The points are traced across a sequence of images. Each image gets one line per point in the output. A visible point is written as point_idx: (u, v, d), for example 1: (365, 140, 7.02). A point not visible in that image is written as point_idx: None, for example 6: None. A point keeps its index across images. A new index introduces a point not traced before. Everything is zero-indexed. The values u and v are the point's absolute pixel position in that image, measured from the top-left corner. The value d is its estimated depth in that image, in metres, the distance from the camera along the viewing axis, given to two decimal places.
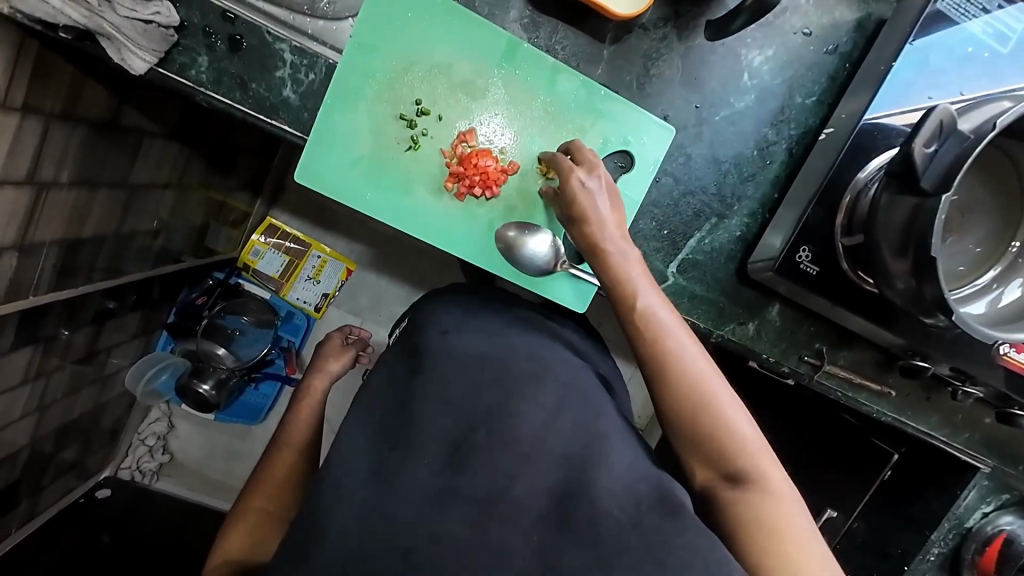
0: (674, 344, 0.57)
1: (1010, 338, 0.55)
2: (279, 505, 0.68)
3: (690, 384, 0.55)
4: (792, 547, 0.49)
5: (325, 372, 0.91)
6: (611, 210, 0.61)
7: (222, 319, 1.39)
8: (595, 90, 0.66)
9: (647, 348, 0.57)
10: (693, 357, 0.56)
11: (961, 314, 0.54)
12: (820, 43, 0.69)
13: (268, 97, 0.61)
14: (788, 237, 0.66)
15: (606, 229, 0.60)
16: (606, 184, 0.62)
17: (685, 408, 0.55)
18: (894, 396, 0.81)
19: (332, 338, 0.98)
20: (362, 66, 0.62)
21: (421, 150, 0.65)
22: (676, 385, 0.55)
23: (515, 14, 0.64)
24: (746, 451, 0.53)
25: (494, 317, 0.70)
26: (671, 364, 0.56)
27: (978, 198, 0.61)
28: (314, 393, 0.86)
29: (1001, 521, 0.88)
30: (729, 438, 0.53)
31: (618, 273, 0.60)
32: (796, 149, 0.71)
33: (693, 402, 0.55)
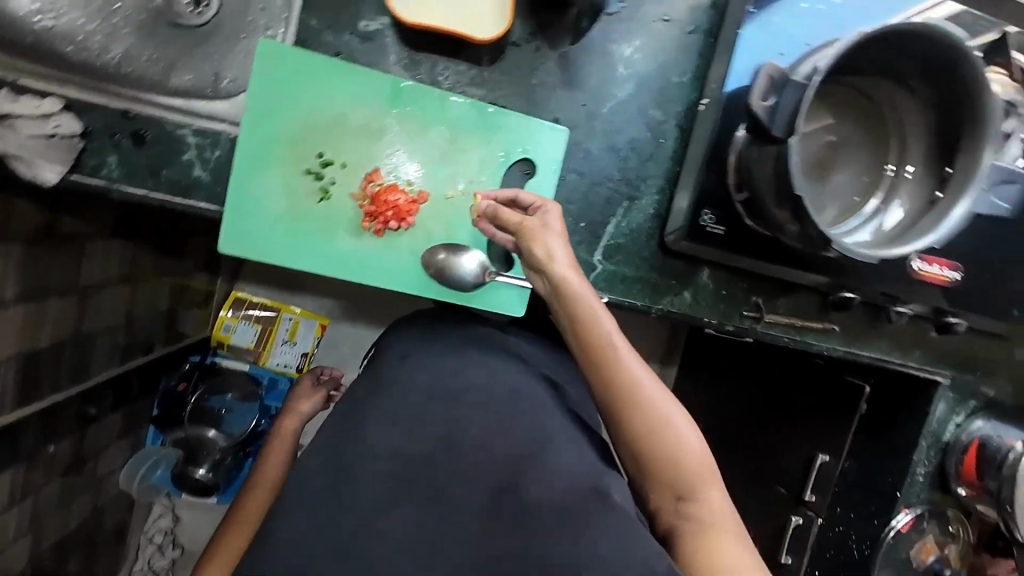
0: (629, 374, 0.60)
1: (891, 256, 0.58)
2: (242, 549, 0.73)
3: (645, 413, 0.59)
4: (728, 559, 0.54)
5: (297, 414, 0.95)
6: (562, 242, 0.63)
7: (208, 401, 1.40)
8: (484, 108, 0.70)
9: (603, 377, 0.60)
10: (650, 389, 0.60)
11: (839, 240, 0.58)
12: (681, 26, 0.74)
13: (181, 179, 0.66)
14: (691, 200, 0.70)
15: (558, 262, 0.62)
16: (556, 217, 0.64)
17: (641, 435, 0.59)
18: (840, 331, 0.84)
19: (303, 379, 1.02)
20: (260, 133, 0.66)
21: (333, 198, 0.69)
22: (635, 412, 0.59)
23: (394, 57, 0.68)
24: (697, 473, 0.58)
25: (434, 334, 0.72)
26: (629, 394, 0.59)
27: (848, 133, 0.65)
28: (285, 434, 0.90)
29: (973, 427, 0.91)
30: (681, 464, 0.58)
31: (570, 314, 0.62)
32: (684, 122, 0.76)
33: (648, 429, 0.58)
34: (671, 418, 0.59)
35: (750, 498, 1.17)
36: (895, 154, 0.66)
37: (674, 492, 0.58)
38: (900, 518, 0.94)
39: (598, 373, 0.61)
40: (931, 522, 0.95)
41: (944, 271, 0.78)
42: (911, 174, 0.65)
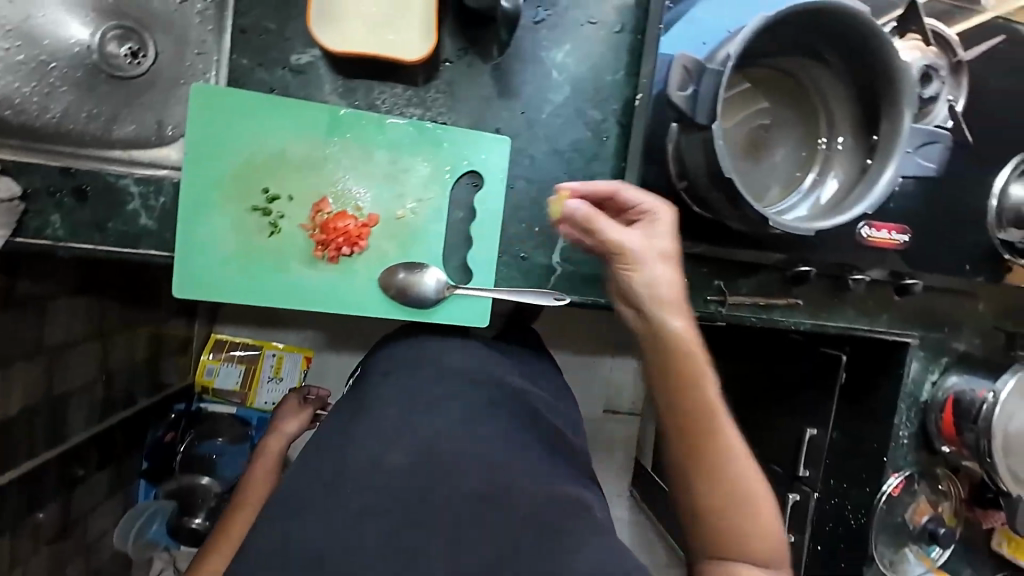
0: (719, 429, 0.62)
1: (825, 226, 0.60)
2: (230, 557, 0.84)
3: (725, 468, 0.60)
4: None
5: (280, 434, 0.99)
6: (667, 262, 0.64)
7: (199, 448, 1.42)
8: (423, 127, 0.71)
9: (692, 420, 0.62)
10: (735, 451, 0.61)
11: (776, 219, 0.60)
12: (608, 27, 0.76)
13: (128, 230, 0.67)
14: (636, 192, 0.71)
15: (660, 290, 0.64)
16: (668, 230, 0.65)
17: (719, 488, 0.60)
18: (804, 305, 0.85)
19: (288, 399, 1.03)
20: (203, 175, 0.67)
21: (283, 231, 0.69)
22: (713, 464, 0.60)
23: (329, 87, 0.69)
24: (768, 538, 0.60)
25: (408, 351, 0.76)
26: (715, 440, 0.61)
27: (778, 113, 0.67)
28: (270, 457, 0.95)
29: (949, 383, 0.91)
30: (752, 527, 0.59)
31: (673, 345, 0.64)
32: (623, 119, 0.77)
33: (729, 479, 0.60)
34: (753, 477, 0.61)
35: None
36: (825, 127, 0.67)
37: (734, 558, 0.59)
38: (891, 482, 0.93)
39: (681, 419, 0.62)
40: (923, 483, 0.95)
41: (891, 235, 0.79)
42: (842, 145, 0.67)
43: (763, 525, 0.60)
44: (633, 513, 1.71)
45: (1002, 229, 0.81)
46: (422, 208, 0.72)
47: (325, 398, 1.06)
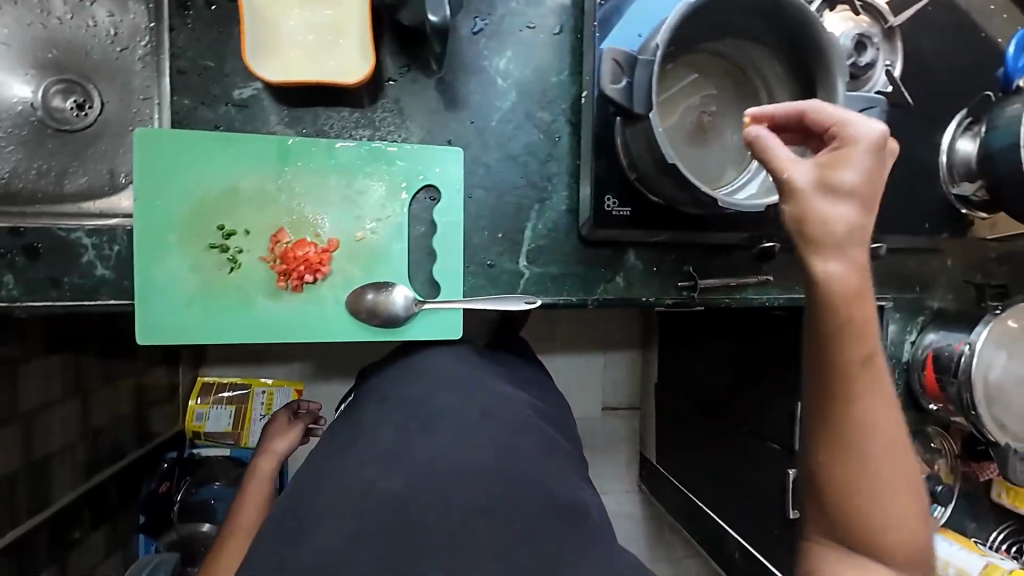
0: (879, 415, 0.55)
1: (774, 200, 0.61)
2: None
3: (873, 453, 0.55)
4: None
5: (271, 454, 1.00)
6: (855, 210, 0.54)
7: (197, 494, 1.37)
8: (374, 147, 0.71)
9: (863, 408, 0.55)
10: (887, 442, 0.55)
11: (725, 198, 0.61)
12: (546, 30, 0.77)
13: (85, 283, 0.66)
14: (593, 189, 0.72)
15: (836, 229, 0.53)
16: (865, 159, 0.54)
17: (879, 481, 0.55)
18: (775, 280, 0.85)
19: (279, 415, 1.04)
20: (156, 219, 0.66)
21: (243, 266, 0.68)
22: (863, 445, 0.55)
23: (275, 118, 0.69)
24: (916, 536, 0.56)
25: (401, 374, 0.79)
26: (882, 430, 0.55)
27: (718, 96, 0.68)
28: (261, 476, 0.96)
29: (926, 340, 0.92)
30: (903, 525, 0.55)
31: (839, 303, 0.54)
32: (573, 118, 0.78)
33: (890, 470, 0.55)
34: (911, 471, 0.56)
35: (748, 460, 1.17)
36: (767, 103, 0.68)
37: (863, 546, 0.55)
38: None
39: (847, 406, 0.55)
40: (915, 442, 0.95)
41: None
42: None
43: (913, 522, 0.56)
44: (644, 506, 1.70)
45: (955, 183, 0.82)
46: (382, 228, 0.72)
47: (316, 411, 1.07)
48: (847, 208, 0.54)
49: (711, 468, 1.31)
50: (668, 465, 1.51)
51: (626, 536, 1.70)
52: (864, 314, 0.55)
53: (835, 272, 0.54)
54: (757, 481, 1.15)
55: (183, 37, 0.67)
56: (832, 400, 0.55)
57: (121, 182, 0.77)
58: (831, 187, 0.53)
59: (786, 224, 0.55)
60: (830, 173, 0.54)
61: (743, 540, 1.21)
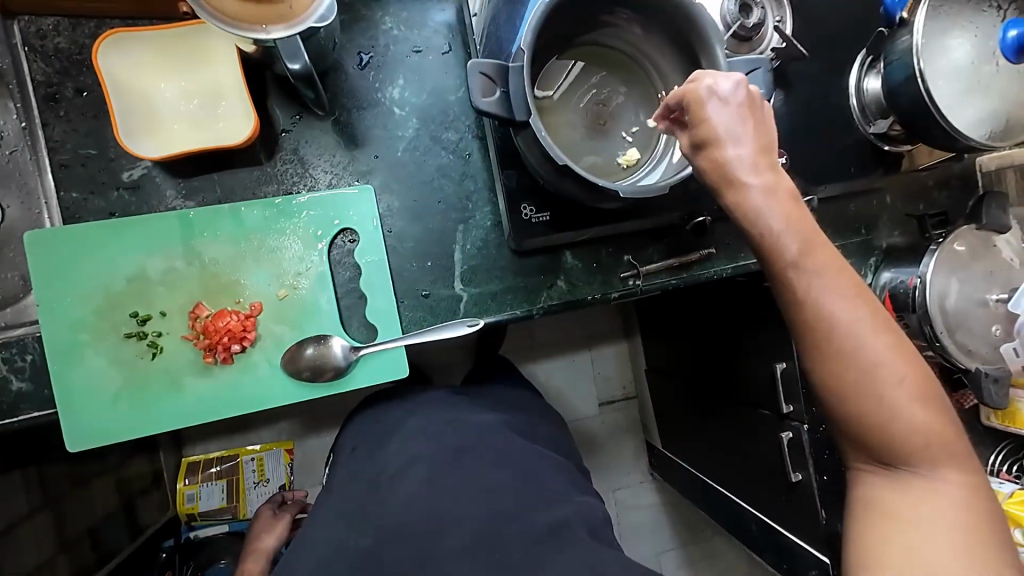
0: (850, 331, 0.53)
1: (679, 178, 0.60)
2: None
3: (861, 368, 0.53)
4: (922, 533, 0.50)
5: (260, 552, 1.05)
6: (749, 147, 0.55)
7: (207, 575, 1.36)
8: (279, 202, 0.69)
9: (836, 319, 0.53)
10: (875, 350, 0.53)
11: (629, 186, 0.60)
12: (434, 51, 0.76)
13: (1, 400, 0.63)
14: (508, 201, 0.71)
15: (738, 171, 0.55)
16: (735, 101, 0.55)
17: (880, 384, 0.53)
18: (718, 251, 0.85)
19: (262, 513, 1.05)
20: (66, 320, 0.64)
21: (166, 349, 0.66)
22: (842, 367, 0.53)
23: (171, 192, 0.67)
24: (938, 426, 0.54)
25: (367, 429, 0.78)
26: (862, 335, 0.53)
27: (607, 83, 0.67)
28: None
29: (883, 280, 0.90)
30: (921, 420, 0.53)
31: (767, 234, 0.55)
32: (479, 132, 0.77)
33: (887, 369, 0.53)
34: (912, 359, 0.53)
35: (742, 431, 1.15)
36: (661, 83, 0.67)
37: (895, 459, 0.54)
38: None
39: (812, 334, 0.54)
40: None
41: None
42: None
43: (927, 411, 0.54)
44: (661, 494, 1.67)
45: (871, 123, 0.82)
46: (304, 281, 0.70)
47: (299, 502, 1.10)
48: (738, 148, 0.55)
49: (711, 446, 1.29)
50: (671, 449, 1.49)
51: (648, 527, 1.66)
52: (799, 221, 0.55)
53: (755, 198, 0.55)
54: (754, 451, 1.12)
55: (59, 130, 0.65)
56: (800, 320, 0.55)
57: None
58: (712, 140, 0.55)
59: (703, 180, 0.58)
60: (708, 127, 0.55)
61: (756, 513, 1.18)
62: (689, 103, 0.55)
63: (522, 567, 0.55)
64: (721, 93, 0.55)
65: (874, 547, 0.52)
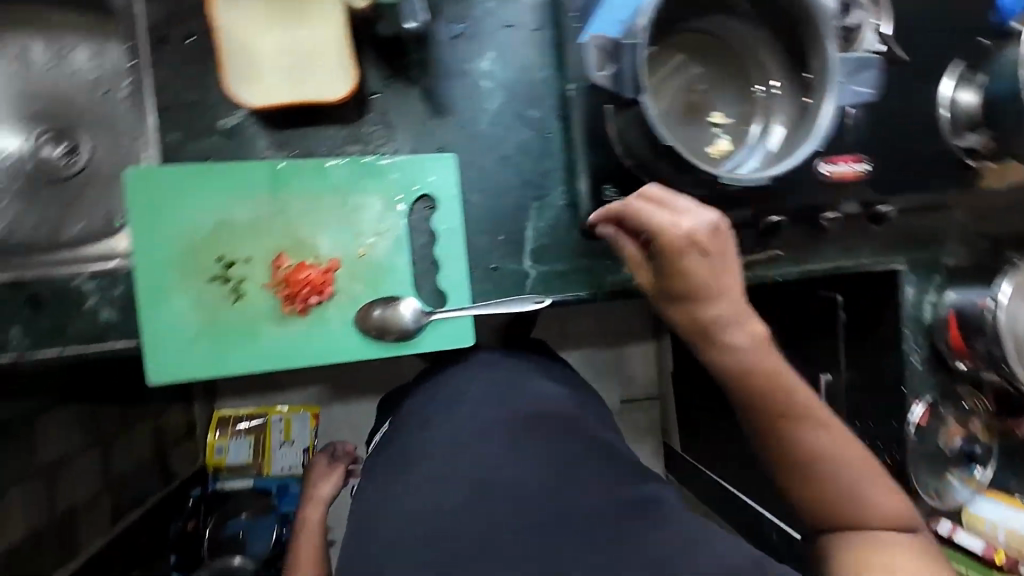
0: (804, 430, 0.60)
1: (774, 173, 0.58)
2: None
3: (815, 460, 0.59)
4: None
5: (317, 499, 1.09)
6: (723, 298, 0.58)
7: (225, 528, 1.37)
8: (366, 161, 0.71)
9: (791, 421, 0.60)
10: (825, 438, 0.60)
11: (727, 173, 0.59)
12: (525, 26, 0.76)
13: (91, 328, 0.65)
14: (589, 181, 0.71)
15: (710, 318, 0.58)
16: (718, 249, 0.56)
17: (837, 494, 0.59)
18: (785, 253, 0.83)
19: (318, 460, 1.11)
20: (157, 258, 0.66)
21: (246, 295, 0.68)
22: (802, 458, 0.60)
23: (264, 143, 0.69)
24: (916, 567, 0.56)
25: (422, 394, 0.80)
26: (816, 431, 0.60)
27: (702, 73, 0.67)
28: (310, 523, 1.03)
29: (947, 299, 0.89)
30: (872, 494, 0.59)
31: (732, 359, 0.59)
32: (562, 111, 0.77)
33: (838, 455, 0.59)
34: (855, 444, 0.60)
35: None
36: (757, 74, 0.66)
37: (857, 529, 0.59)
38: (915, 411, 0.92)
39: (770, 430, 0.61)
40: (946, 405, 0.93)
41: (851, 165, 0.79)
42: (778, 87, 0.65)
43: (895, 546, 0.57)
44: None
45: (959, 136, 0.82)
46: (381, 242, 0.71)
47: (351, 452, 1.14)
48: (711, 304, 0.58)
49: (728, 451, 1.28)
50: (693, 453, 1.49)
51: None
52: (754, 364, 0.59)
53: (728, 347, 0.59)
54: None
55: (165, 72, 0.67)
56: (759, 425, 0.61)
57: (116, 224, 0.77)
58: (680, 283, 0.57)
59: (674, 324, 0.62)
60: (683, 281, 0.57)
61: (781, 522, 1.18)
62: (669, 258, 0.57)
63: (588, 539, 0.56)
64: (703, 242, 0.55)
65: None
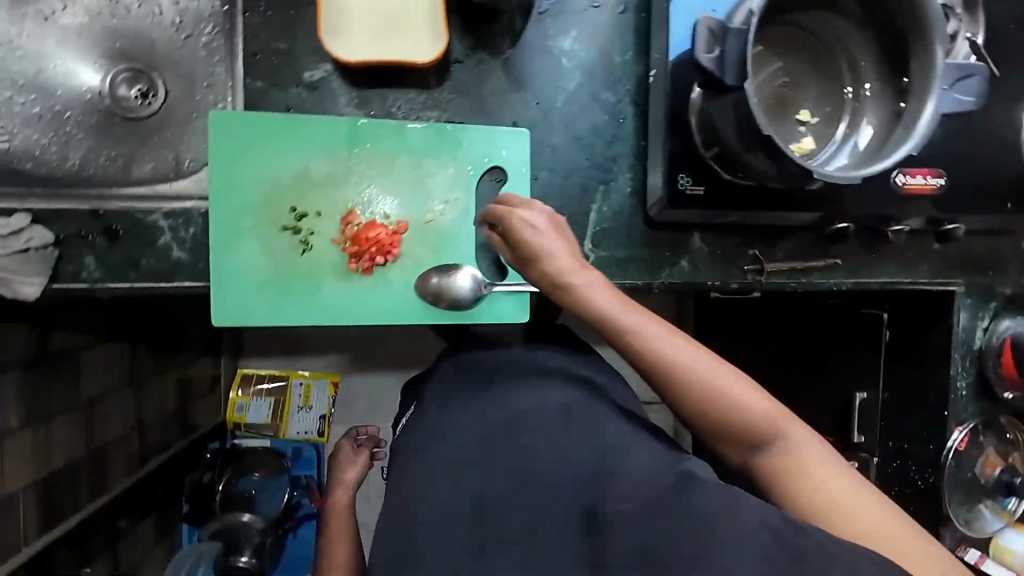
0: (687, 368, 0.54)
1: (872, 172, 0.59)
2: None
3: (713, 402, 0.53)
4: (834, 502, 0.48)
5: (344, 483, 1.03)
6: (563, 252, 0.61)
7: (238, 486, 1.32)
8: (443, 129, 0.71)
9: (675, 363, 0.54)
10: (710, 373, 0.54)
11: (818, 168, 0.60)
12: (611, 9, 0.76)
13: (161, 265, 0.66)
14: (664, 172, 0.71)
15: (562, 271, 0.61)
16: (546, 230, 0.63)
17: (751, 433, 0.52)
18: (842, 264, 0.84)
19: (343, 446, 1.08)
20: (232, 202, 0.67)
21: (315, 248, 0.68)
22: (700, 401, 0.54)
23: (344, 100, 0.69)
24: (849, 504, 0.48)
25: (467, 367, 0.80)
26: (701, 371, 0.54)
27: (798, 69, 0.66)
28: (341, 510, 1.00)
29: (1001, 328, 0.89)
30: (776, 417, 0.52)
31: (589, 305, 0.59)
32: (638, 98, 0.77)
33: (732, 390, 0.53)
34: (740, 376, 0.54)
35: None
36: (849, 76, 0.67)
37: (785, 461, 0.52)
38: (955, 436, 0.90)
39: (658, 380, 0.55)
40: (987, 433, 0.92)
41: (928, 180, 0.77)
42: (870, 92, 0.66)
43: (834, 487, 0.49)
44: None
45: None
46: (449, 210, 0.72)
47: (376, 437, 1.10)
48: (557, 259, 0.61)
49: None
50: None
51: None
52: (607, 308, 0.58)
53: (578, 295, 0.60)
54: None
55: (257, 19, 0.67)
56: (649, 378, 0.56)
57: (185, 168, 0.77)
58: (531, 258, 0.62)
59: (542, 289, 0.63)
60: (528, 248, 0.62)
61: None
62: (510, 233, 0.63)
63: None
64: (533, 222, 0.63)
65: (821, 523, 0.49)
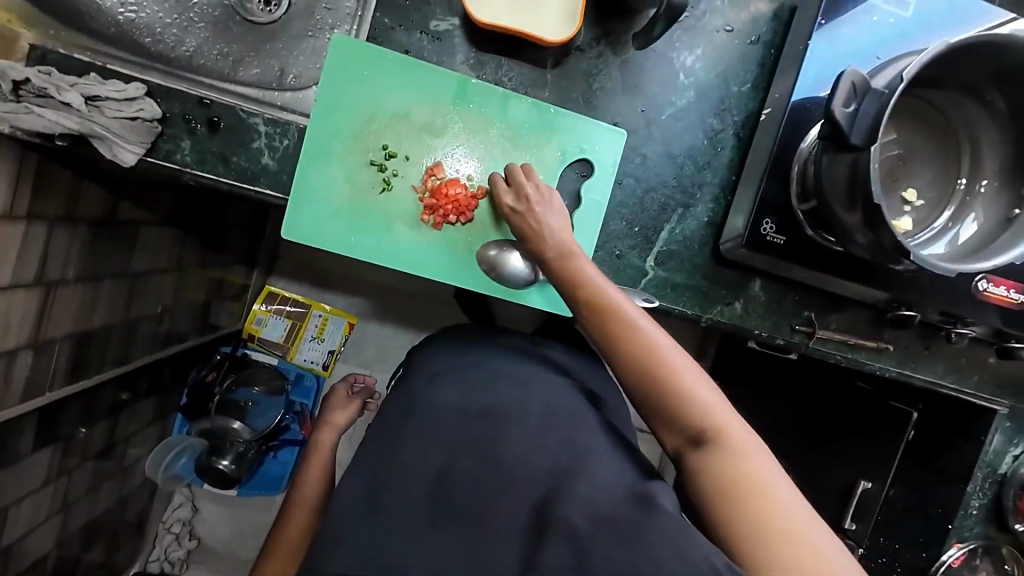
0: (648, 344, 0.56)
1: (971, 268, 0.61)
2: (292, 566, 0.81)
3: (666, 385, 0.54)
4: (766, 504, 0.47)
5: (331, 425, 1.04)
6: (554, 219, 0.64)
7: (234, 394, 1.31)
8: (546, 110, 0.71)
9: (639, 336, 0.57)
10: (671, 355, 0.56)
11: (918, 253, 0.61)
12: (743, 36, 0.75)
13: (249, 167, 0.67)
14: (749, 215, 0.71)
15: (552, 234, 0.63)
16: (545, 195, 0.65)
17: (699, 423, 0.52)
18: (893, 350, 0.82)
19: (338, 389, 1.11)
20: (330, 125, 0.68)
21: (394, 189, 0.70)
22: (654, 379, 0.55)
23: (461, 57, 0.70)
24: (780, 516, 0.46)
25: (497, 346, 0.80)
26: (662, 351, 0.56)
27: (917, 148, 0.69)
28: (323, 446, 0.99)
29: None
30: (726, 419, 0.52)
31: (571, 269, 0.62)
32: (742, 132, 0.76)
33: (689, 377, 0.54)
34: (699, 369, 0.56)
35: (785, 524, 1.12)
36: (967, 168, 0.69)
37: (723, 462, 0.50)
38: (952, 553, 0.88)
39: (620, 351, 0.57)
40: (983, 559, 0.90)
41: (1010, 292, 0.76)
42: (984, 189, 0.68)
43: (794, 521, 0.46)
44: None
45: None
46: None
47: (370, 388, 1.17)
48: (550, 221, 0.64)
49: None
50: None
51: None
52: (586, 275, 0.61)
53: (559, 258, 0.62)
54: None
55: None
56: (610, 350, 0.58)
57: (289, 83, 0.74)
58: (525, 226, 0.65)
59: (531, 255, 0.66)
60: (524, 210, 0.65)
61: None
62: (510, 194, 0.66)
63: None
64: (533, 187, 0.65)
65: (747, 534, 0.46)
